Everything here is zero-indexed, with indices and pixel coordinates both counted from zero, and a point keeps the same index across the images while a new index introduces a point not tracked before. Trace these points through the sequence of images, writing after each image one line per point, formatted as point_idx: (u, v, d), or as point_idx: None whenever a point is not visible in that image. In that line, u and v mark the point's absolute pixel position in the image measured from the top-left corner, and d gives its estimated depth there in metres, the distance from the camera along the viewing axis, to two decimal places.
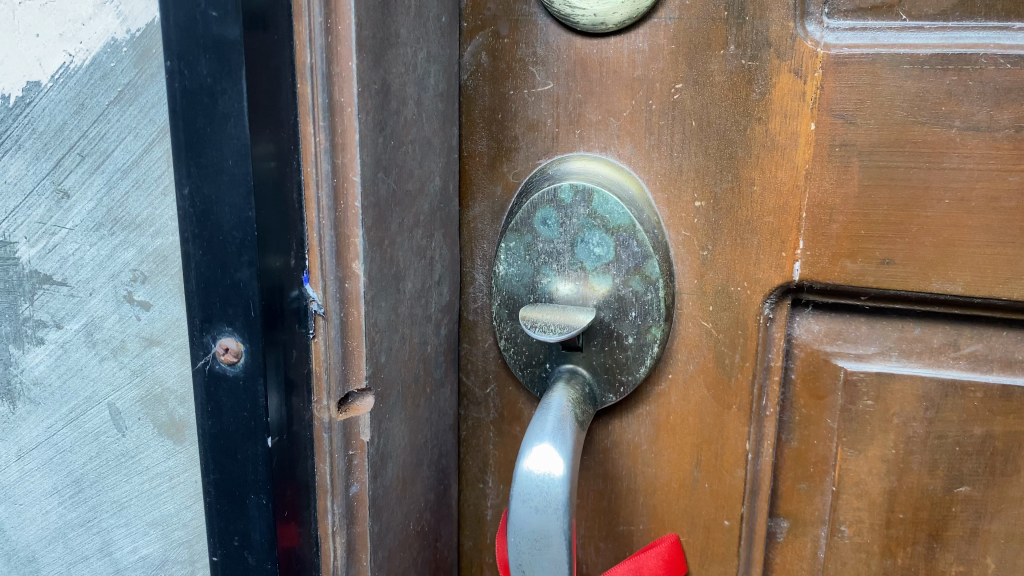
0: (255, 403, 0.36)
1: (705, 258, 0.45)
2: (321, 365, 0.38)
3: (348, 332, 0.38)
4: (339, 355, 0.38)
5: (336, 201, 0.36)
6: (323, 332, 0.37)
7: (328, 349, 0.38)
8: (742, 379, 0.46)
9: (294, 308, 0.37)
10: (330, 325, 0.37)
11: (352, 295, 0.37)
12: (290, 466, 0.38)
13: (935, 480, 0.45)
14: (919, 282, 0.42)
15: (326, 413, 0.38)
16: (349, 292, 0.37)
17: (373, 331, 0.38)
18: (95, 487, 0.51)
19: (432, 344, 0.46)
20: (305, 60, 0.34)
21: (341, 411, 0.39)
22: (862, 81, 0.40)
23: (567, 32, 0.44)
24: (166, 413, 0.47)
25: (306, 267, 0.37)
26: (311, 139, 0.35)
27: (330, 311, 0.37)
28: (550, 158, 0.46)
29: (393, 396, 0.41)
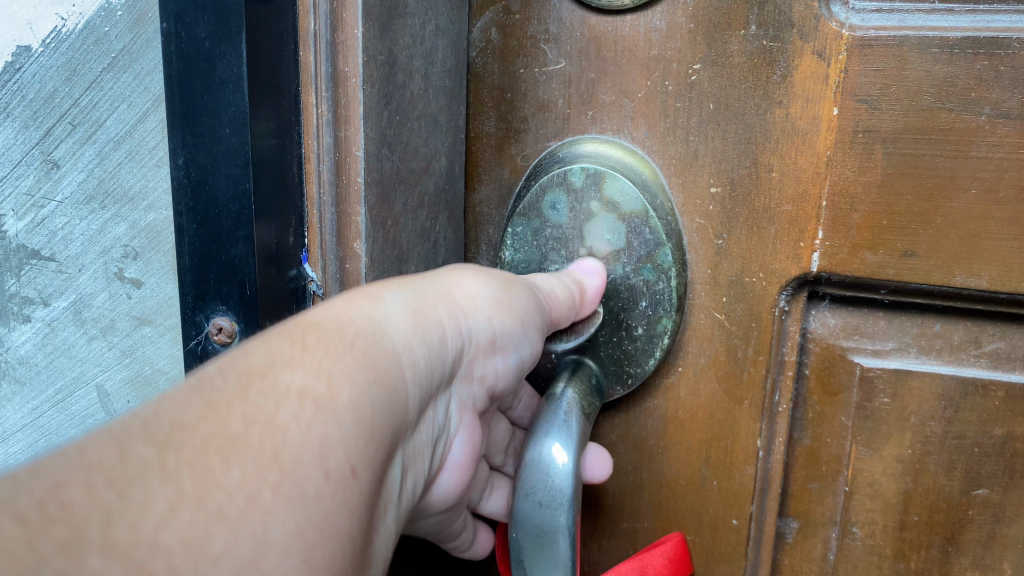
0: None
1: (719, 246, 0.43)
2: None
3: None
4: None
5: (338, 176, 0.34)
6: None
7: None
8: (755, 373, 0.44)
9: (292, 287, 0.35)
10: None
11: (352, 276, 0.35)
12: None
13: (952, 482, 0.43)
14: (942, 276, 0.40)
15: None
16: (349, 272, 0.35)
17: None
18: None
19: None
20: (308, 26, 0.32)
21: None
22: (889, 64, 0.38)
23: (582, 9, 0.42)
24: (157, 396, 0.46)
25: (306, 245, 0.36)
26: (314, 110, 0.33)
27: (329, 292, 0.36)
28: (560, 140, 0.44)
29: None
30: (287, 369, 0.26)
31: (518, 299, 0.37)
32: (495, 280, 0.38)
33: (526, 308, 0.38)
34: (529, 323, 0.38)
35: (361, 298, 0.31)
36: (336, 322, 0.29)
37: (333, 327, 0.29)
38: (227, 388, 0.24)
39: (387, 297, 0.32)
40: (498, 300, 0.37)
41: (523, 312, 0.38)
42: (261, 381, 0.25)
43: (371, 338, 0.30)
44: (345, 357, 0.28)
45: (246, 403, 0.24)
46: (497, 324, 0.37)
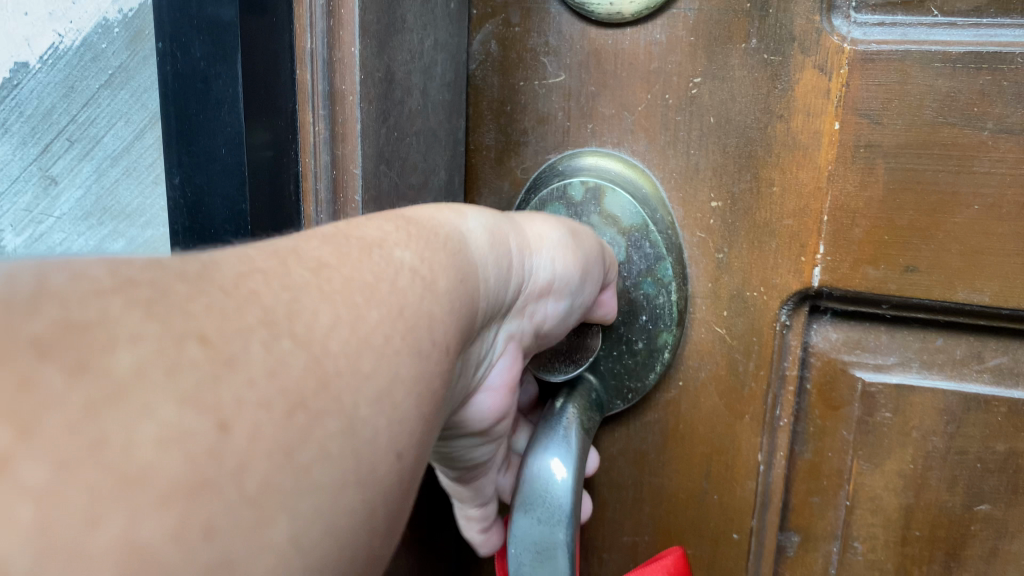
0: None
1: (719, 260, 0.43)
2: None
3: None
4: None
5: (336, 194, 0.34)
6: None
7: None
8: (756, 388, 0.44)
9: None
10: None
11: None
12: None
13: (955, 497, 0.43)
14: (944, 291, 0.40)
15: None
16: None
17: None
18: None
19: None
20: (304, 44, 0.32)
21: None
22: (891, 79, 0.38)
23: (582, 22, 0.42)
24: None
25: None
26: (310, 129, 0.33)
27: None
28: (560, 153, 0.44)
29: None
30: (376, 253, 0.25)
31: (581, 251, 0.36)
32: (565, 228, 0.36)
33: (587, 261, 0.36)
34: (586, 277, 0.36)
35: (449, 211, 0.32)
36: (430, 221, 0.30)
37: (428, 225, 0.29)
38: (309, 249, 0.23)
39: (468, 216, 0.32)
40: (564, 244, 0.35)
41: (589, 262, 0.37)
42: (358, 260, 0.24)
43: (456, 251, 0.29)
44: (440, 255, 0.28)
45: (349, 278, 0.23)
46: (560, 267, 0.35)
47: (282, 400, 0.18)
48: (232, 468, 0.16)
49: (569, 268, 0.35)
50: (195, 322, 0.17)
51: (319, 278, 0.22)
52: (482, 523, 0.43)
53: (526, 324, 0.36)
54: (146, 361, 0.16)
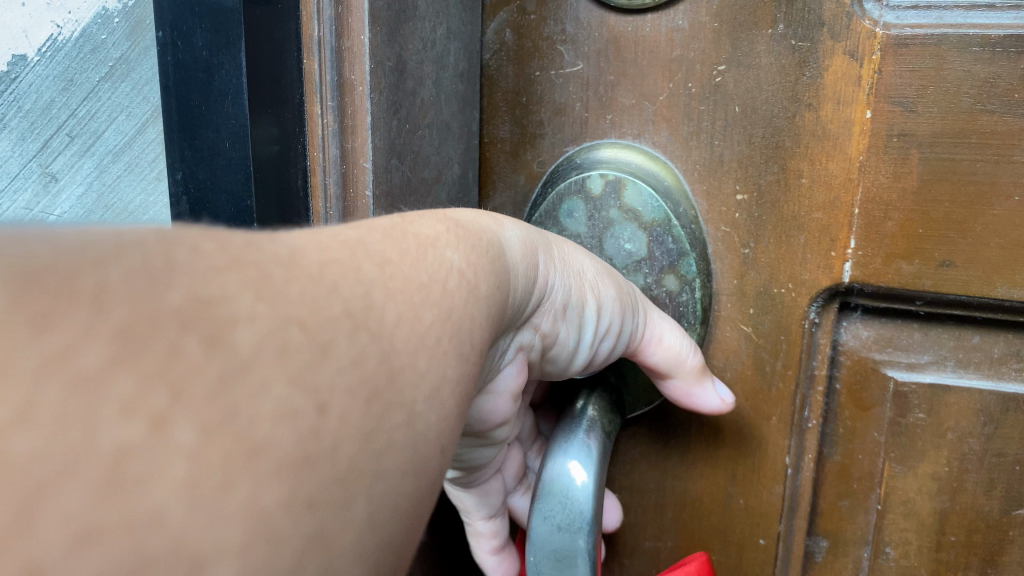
0: None
1: (746, 256, 0.41)
2: None
3: None
4: None
5: (345, 190, 0.33)
6: None
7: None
8: (784, 389, 0.42)
9: None
10: None
11: None
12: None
13: (991, 501, 0.41)
14: (983, 287, 0.38)
15: None
16: None
17: None
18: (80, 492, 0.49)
19: None
20: (312, 32, 0.30)
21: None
22: (926, 64, 0.36)
23: (600, 8, 0.40)
24: None
25: None
26: (319, 121, 0.31)
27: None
28: (579, 145, 0.43)
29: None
30: (437, 257, 0.25)
31: (600, 294, 0.34)
32: (595, 266, 0.35)
33: (607, 303, 0.35)
34: (601, 317, 0.35)
35: (488, 217, 0.32)
36: (473, 221, 0.30)
37: (472, 227, 0.29)
38: (371, 241, 0.23)
39: (506, 229, 0.32)
40: (585, 280, 0.34)
41: (625, 297, 0.36)
42: (417, 258, 0.25)
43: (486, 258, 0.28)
44: (483, 261, 0.28)
45: (410, 276, 0.23)
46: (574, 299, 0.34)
47: (363, 387, 0.19)
48: (328, 448, 0.17)
49: (596, 293, 0.34)
50: (293, 305, 0.18)
51: (385, 276, 0.22)
52: (491, 541, 0.43)
53: (537, 341, 0.34)
54: (262, 341, 0.17)
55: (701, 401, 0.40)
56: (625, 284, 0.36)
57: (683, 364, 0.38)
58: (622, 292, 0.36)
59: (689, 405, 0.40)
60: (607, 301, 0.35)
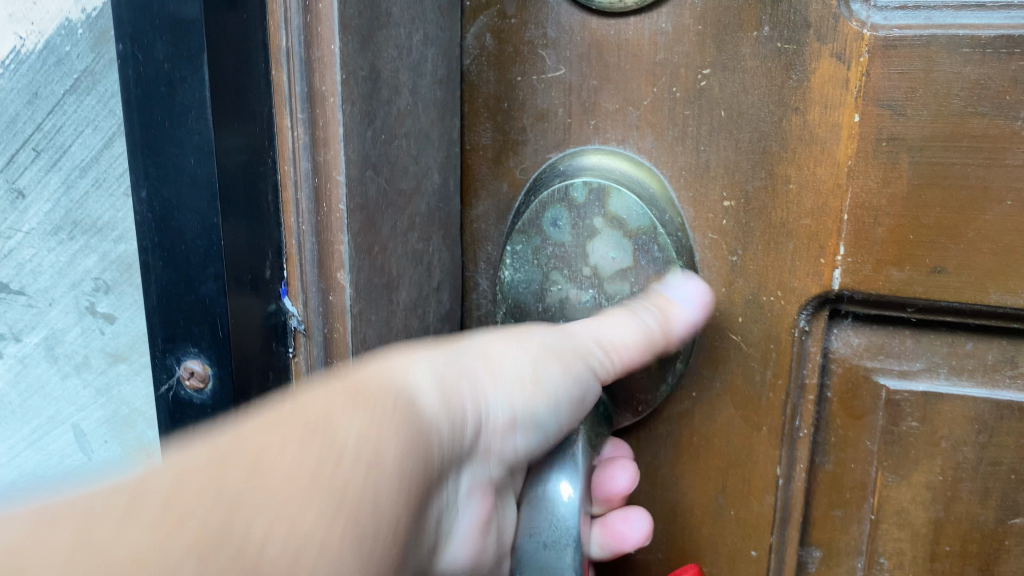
0: None
1: (733, 263, 0.40)
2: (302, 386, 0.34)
3: (332, 350, 0.33)
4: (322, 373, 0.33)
5: (318, 204, 0.31)
6: (303, 351, 0.33)
7: (310, 368, 0.33)
8: (774, 399, 0.41)
9: (271, 323, 0.32)
10: (313, 343, 0.33)
11: (337, 308, 0.32)
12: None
13: (987, 511, 0.41)
14: (976, 293, 0.37)
15: None
16: (333, 305, 0.32)
17: (362, 347, 0.33)
18: None
19: None
20: (280, 42, 0.29)
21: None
22: (915, 66, 0.35)
23: (582, 12, 0.39)
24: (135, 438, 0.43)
25: (285, 278, 0.32)
26: (289, 134, 0.30)
27: (312, 328, 0.33)
28: (562, 152, 0.42)
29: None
30: (321, 438, 0.28)
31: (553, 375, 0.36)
32: (530, 359, 0.36)
33: (560, 388, 0.37)
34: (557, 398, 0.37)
35: (398, 363, 0.33)
36: (375, 385, 0.32)
37: (377, 392, 0.31)
38: (241, 455, 0.27)
39: (416, 369, 0.34)
40: (526, 376, 0.36)
41: (563, 358, 0.36)
42: (314, 444, 0.28)
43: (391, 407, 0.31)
44: (387, 416, 0.31)
45: (284, 476, 0.27)
46: (518, 401, 0.36)
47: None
48: None
49: (542, 387, 0.36)
50: (134, 545, 0.23)
51: (269, 467, 0.27)
52: None
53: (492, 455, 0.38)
54: (156, 544, 0.23)
55: (689, 297, 0.39)
56: (570, 356, 0.36)
57: (652, 332, 0.37)
58: (571, 372, 0.36)
59: (698, 318, 0.39)
60: (558, 384, 0.36)
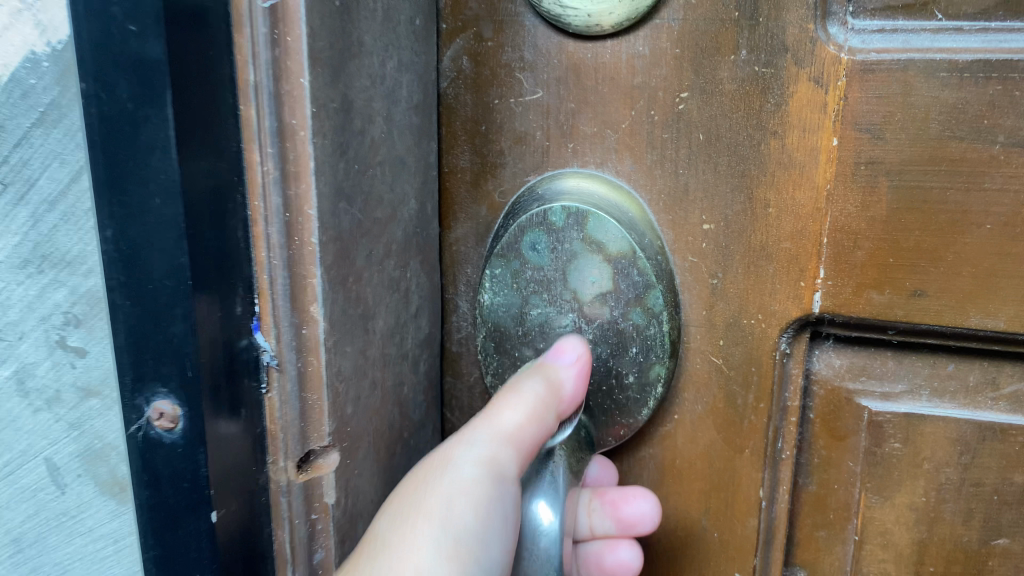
0: (196, 472, 0.29)
1: (713, 286, 0.40)
2: (276, 424, 0.33)
3: (306, 384, 0.33)
4: (296, 412, 0.33)
5: (290, 237, 0.31)
6: (277, 387, 0.32)
7: (283, 406, 0.32)
8: (756, 421, 0.41)
9: (244, 360, 0.31)
10: (286, 378, 0.32)
11: (310, 342, 0.32)
12: (244, 554, 0.32)
13: (970, 532, 0.40)
14: (955, 317, 0.37)
15: (284, 475, 0.33)
16: (307, 338, 0.32)
17: (335, 380, 0.33)
18: (34, 548, 0.44)
19: (410, 383, 0.41)
20: (248, 77, 0.29)
21: (300, 471, 0.34)
22: (892, 90, 0.35)
23: (558, 34, 0.39)
24: (109, 470, 0.41)
25: (256, 313, 0.31)
26: (258, 170, 0.30)
27: (285, 364, 0.32)
28: (540, 175, 0.41)
29: (363, 447, 0.37)
30: None
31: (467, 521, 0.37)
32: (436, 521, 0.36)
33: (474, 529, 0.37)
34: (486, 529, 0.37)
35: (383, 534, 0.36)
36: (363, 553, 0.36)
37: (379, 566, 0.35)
38: None
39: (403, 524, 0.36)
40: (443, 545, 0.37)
41: (470, 485, 0.37)
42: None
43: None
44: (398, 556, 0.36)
45: None
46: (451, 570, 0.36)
47: None
48: None
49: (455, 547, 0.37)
50: None
51: None
52: None
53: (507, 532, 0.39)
54: None
55: (584, 354, 0.39)
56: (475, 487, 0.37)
57: (540, 395, 0.37)
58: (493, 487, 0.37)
59: (582, 367, 0.39)
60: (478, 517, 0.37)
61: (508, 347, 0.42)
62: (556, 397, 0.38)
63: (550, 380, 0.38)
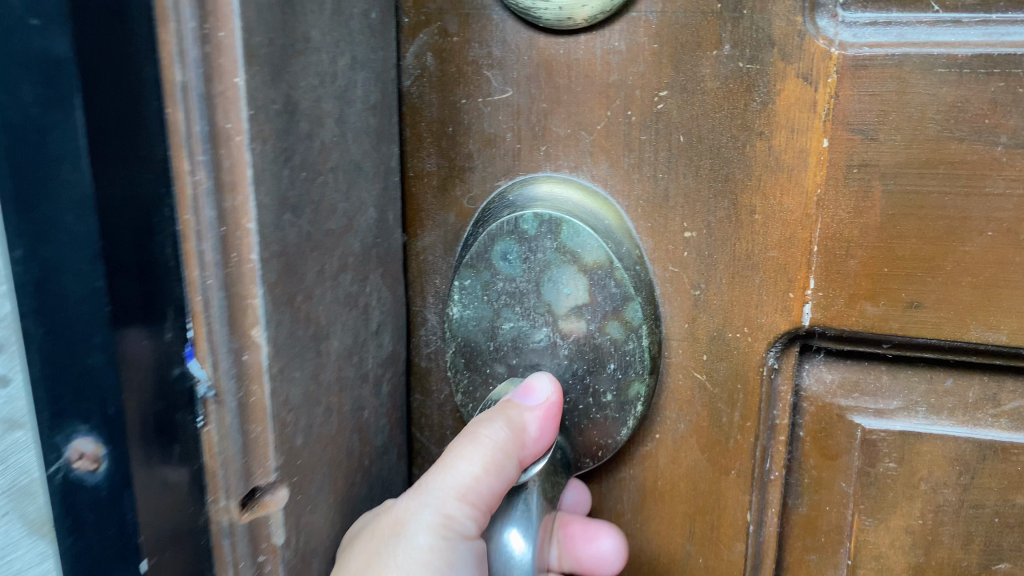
0: (125, 520, 0.27)
1: (696, 298, 0.37)
2: (214, 459, 0.30)
3: (249, 416, 0.30)
4: (237, 445, 0.30)
5: (224, 254, 0.28)
6: (215, 420, 0.29)
7: (223, 441, 0.30)
8: (742, 441, 0.39)
9: (178, 390, 0.28)
10: (224, 410, 0.29)
11: (252, 369, 0.29)
12: None
13: (969, 556, 0.38)
14: (955, 330, 0.35)
15: (227, 515, 0.30)
16: (248, 365, 0.29)
17: (282, 410, 0.31)
18: None
19: (370, 407, 0.39)
20: (173, 77, 0.26)
21: (245, 510, 0.31)
22: (886, 88, 0.33)
23: (528, 29, 0.36)
24: None
25: (189, 338, 0.28)
26: (188, 179, 0.27)
27: (225, 395, 0.29)
28: (511, 179, 0.39)
29: (315, 482, 0.34)
30: None
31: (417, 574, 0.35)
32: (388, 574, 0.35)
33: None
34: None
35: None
36: None
37: None
38: None
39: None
40: None
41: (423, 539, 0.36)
42: None
43: None
44: None
45: None
46: None
47: None
48: None
49: None
50: None
51: None
52: None
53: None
54: None
55: (553, 398, 0.37)
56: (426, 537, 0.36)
57: (497, 442, 0.35)
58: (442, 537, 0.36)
59: (550, 407, 0.37)
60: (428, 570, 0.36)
61: (478, 363, 0.40)
62: (516, 440, 0.36)
63: (513, 417, 0.36)
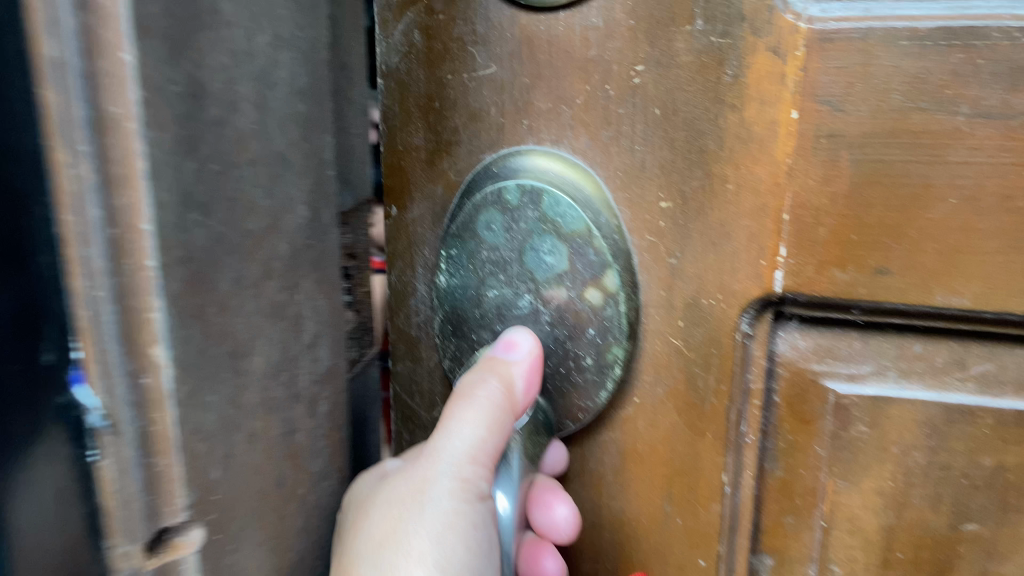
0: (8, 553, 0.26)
1: (672, 266, 0.39)
2: (108, 498, 0.27)
3: (146, 445, 0.27)
4: (134, 480, 0.27)
5: (116, 261, 0.25)
6: (109, 453, 0.26)
7: (119, 478, 0.27)
8: (717, 405, 0.40)
9: (63, 417, 0.26)
10: (120, 441, 0.26)
11: (151, 392, 0.26)
12: None
13: (939, 517, 0.39)
14: (921, 296, 0.36)
15: (127, 561, 0.27)
16: (147, 388, 0.26)
17: (190, 439, 0.28)
18: None
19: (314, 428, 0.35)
20: (43, 51, 0.23)
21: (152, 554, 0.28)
22: (852, 60, 0.34)
23: (510, 7, 0.38)
24: None
25: (77, 360, 0.26)
26: (66, 174, 0.24)
27: (119, 425, 0.26)
28: (494, 152, 0.40)
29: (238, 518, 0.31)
30: None
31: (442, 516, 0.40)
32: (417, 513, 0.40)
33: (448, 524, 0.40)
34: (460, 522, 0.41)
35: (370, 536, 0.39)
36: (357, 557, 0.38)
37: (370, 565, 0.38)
38: None
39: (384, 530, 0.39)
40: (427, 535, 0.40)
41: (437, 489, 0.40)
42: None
43: None
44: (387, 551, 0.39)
45: None
46: None
47: None
48: None
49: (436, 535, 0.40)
50: None
51: None
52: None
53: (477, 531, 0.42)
54: None
55: (535, 351, 0.40)
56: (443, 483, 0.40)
57: (492, 397, 0.39)
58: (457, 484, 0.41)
59: (532, 363, 0.40)
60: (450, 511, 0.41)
61: (465, 329, 0.42)
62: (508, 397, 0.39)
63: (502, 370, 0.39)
